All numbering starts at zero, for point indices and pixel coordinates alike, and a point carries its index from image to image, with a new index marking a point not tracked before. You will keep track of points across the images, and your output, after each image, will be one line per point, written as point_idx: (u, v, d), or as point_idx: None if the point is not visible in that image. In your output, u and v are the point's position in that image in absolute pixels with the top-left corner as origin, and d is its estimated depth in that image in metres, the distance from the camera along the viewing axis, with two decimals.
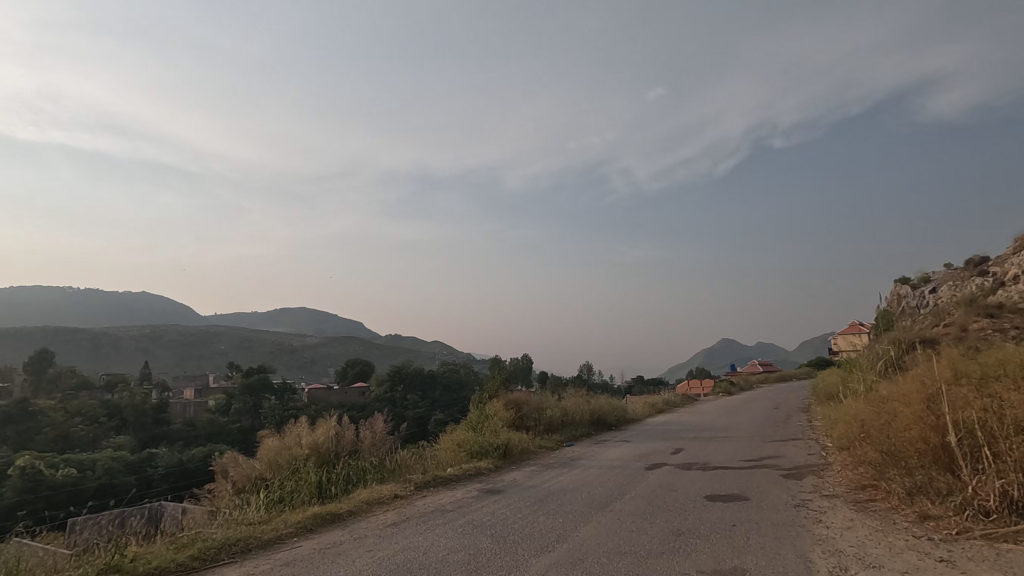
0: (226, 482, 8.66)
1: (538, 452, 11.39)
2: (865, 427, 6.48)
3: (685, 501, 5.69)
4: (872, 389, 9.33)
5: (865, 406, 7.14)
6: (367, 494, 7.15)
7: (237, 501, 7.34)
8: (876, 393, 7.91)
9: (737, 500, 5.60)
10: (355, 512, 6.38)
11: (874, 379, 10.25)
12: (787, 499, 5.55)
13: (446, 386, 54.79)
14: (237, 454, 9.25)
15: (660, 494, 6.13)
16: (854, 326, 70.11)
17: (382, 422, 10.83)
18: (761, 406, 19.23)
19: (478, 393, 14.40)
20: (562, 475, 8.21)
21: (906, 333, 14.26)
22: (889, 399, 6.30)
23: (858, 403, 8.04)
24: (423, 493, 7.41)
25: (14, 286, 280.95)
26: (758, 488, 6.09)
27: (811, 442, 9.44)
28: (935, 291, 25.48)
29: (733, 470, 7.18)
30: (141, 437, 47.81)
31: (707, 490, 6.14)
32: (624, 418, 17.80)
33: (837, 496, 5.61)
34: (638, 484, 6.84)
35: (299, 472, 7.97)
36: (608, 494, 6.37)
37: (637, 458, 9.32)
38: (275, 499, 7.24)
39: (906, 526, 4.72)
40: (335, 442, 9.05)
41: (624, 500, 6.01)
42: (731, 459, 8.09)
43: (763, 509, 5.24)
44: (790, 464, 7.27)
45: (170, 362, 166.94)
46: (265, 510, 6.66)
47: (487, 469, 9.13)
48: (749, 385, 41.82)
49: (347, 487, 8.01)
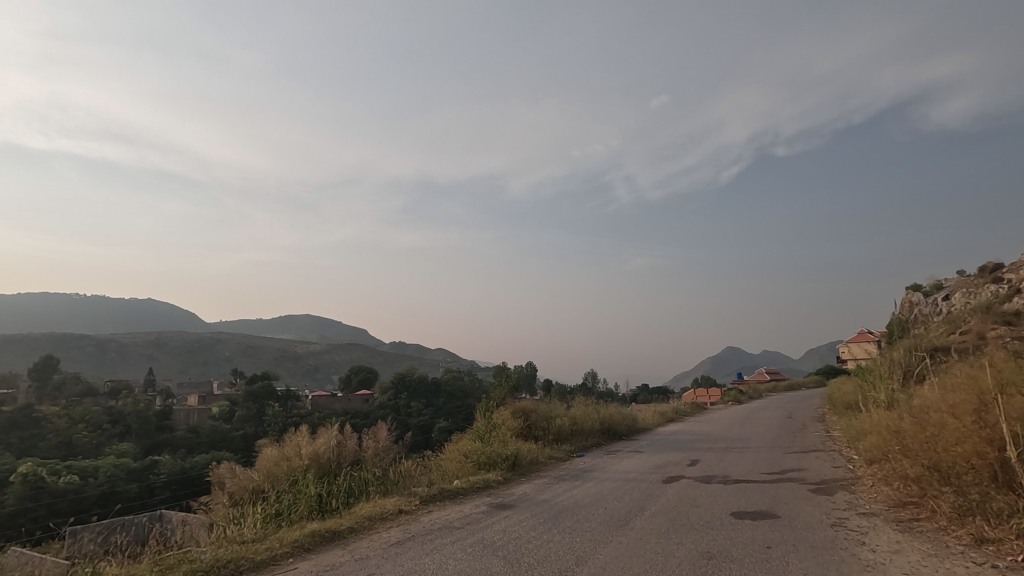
0: (221, 493, 8.36)
1: (548, 462, 11.05)
2: (902, 438, 6.12)
3: (711, 518, 5.37)
4: (900, 399, 8.94)
5: (898, 416, 6.82)
6: (371, 508, 6.84)
7: (234, 514, 7.06)
8: (908, 401, 7.52)
9: (767, 518, 5.27)
10: (356, 529, 6.08)
11: (899, 390, 9.84)
12: (821, 517, 5.21)
13: (450, 394, 54.41)
14: (233, 465, 8.90)
15: (682, 510, 5.80)
16: (862, 334, 69.24)
17: (385, 430, 10.49)
18: (772, 416, 18.79)
19: (484, 402, 14.04)
20: (575, 489, 7.89)
21: (923, 341, 13.86)
22: (929, 409, 5.94)
23: (890, 414, 7.68)
24: (428, 507, 7.06)
25: (21, 293, 283.40)
26: (786, 504, 5.75)
27: (834, 453, 9.09)
28: (948, 298, 25.02)
29: (756, 484, 6.85)
30: (144, 444, 47.55)
31: (734, 506, 5.80)
32: (633, 426, 17.46)
33: (876, 514, 5.27)
34: (659, 499, 6.48)
35: (298, 484, 7.67)
36: (627, 510, 6.06)
37: (652, 470, 8.97)
38: (275, 513, 6.95)
39: (958, 549, 4.38)
40: (336, 452, 8.75)
41: (645, 517, 5.68)
42: (751, 472, 7.74)
43: (796, 529, 4.91)
44: (817, 478, 6.91)
45: (174, 368, 167.23)
46: (262, 527, 6.35)
47: (495, 482, 8.78)
48: (758, 394, 41.26)
49: (348, 500, 7.70)
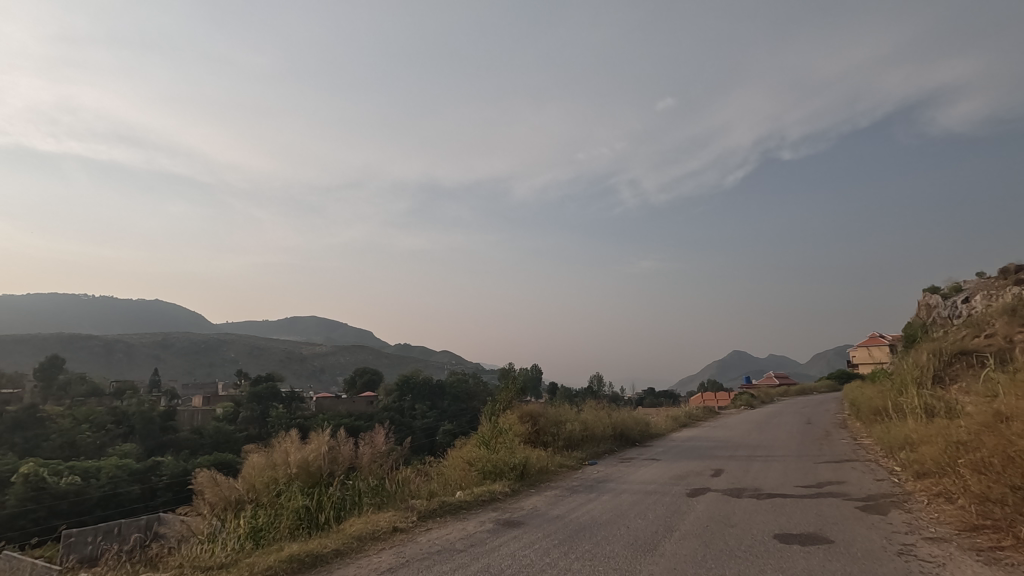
0: (200, 503, 7.79)
1: (558, 471, 10.47)
2: (976, 451, 5.44)
3: (751, 543, 4.78)
4: (947, 409, 8.21)
5: (958, 425, 6.18)
6: (363, 526, 6.28)
7: (216, 529, 6.58)
8: (963, 409, 6.84)
9: (818, 543, 4.68)
10: (343, 552, 5.53)
11: (942, 398, 9.11)
12: (883, 544, 4.60)
13: (456, 396, 53.73)
14: (213, 471, 8.31)
15: (716, 532, 5.20)
16: (875, 337, 68.24)
17: (384, 434, 9.88)
18: (792, 421, 18.02)
19: (490, 404, 13.49)
20: (589, 503, 7.29)
21: (948, 344, 13.27)
22: (1005, 416, 5.27)
23: (943, 422, 7.04)
24: (427, 525, 6.50)
25: (31, 296, 285.96)
26: (836, 525, 5.14)
27: (872, 465, 8.38)
28: (968, 300, 24.31)
29: (794, 499, 6.23)
30: (148, 445, 47.24)
31: (776, 526, 5.20)
32: (646, 432, 16.85)
33: (946, 540, 4.65)
34: (686, 517, 5.88)
35: (284, 498, 7.11)
36: (653, 531, 5.47)
37: (674, 481, 8.35)
38: (258, 528, 6.43)
39: None
40: (328, 459, 8.20)
41: (674, 539, 5.10)
42: (784, 485, 7.13)
43: (857, 559, 4.31)
44: (862, 494, 6.28)
45: (180, 368, 167.69)
46: (240, 549, 5.78)
47: (502, 494, 8.20)
48: (770, 399, 40.37)
49: (340, 514, 7.15)
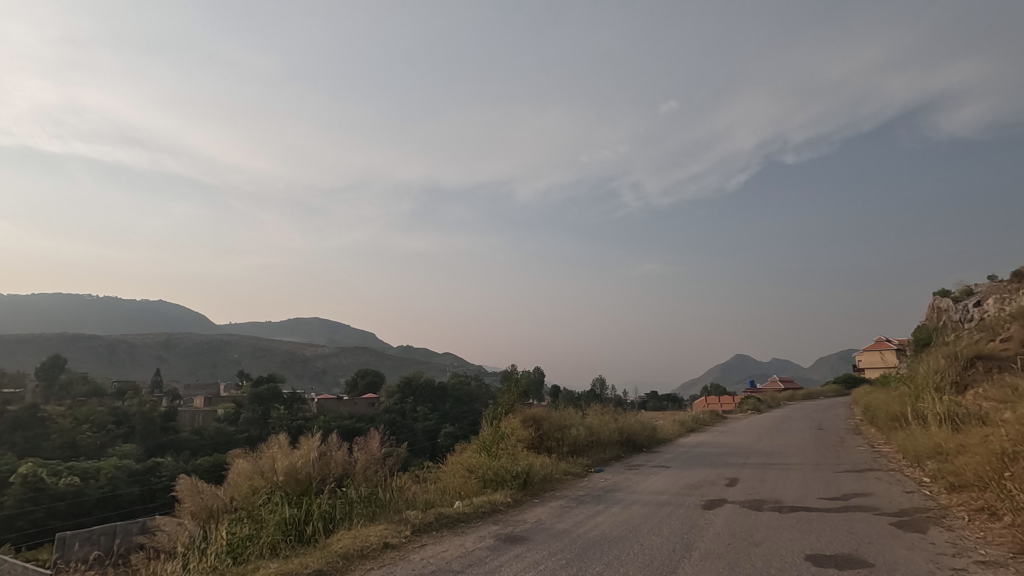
0: (186, 514, 7.44)
1: (563, 479, 10.08)
2: None
3: (781, 566, 4.40)
4: (979, 420, 7.75)
5: (1001, 435, 5.77)
6: (351, 542, 5.88)
7: (197, 543, 6.21)
8: (1002, 417, 6.42)
9: (857, 567, 4.30)
10: (328, 572, 5.16)
11: (971, 407, 8.65)
12: (929, 568, 4.22)
13: (458, 398, 53.34)
14: (199, 480, 7.95)
15: (741, 552, 4.82)
16: (882, 342, 67.81)
17: (379, 438, 9.49)
18: (802, 427, 17.53)
19: (491, 409, 13.15)
20: (598, 516, 6.91)
21: (965, 348, 12.79)
22: None
23: (980, 431, 6.62)
24: (420, 541, 6.13)
25: (35, 297, 287.02)
26: (871, 546, 4.76)
27: (897, 475, 7.95)
28: (981, 304, 23.79)
29: (821, 514, 5.85)
30: (148, 446, 46.92)
31: (806, 546, 4.84)
32: (653, 437, 16.42)
33: (997, 565, 4.25)
34: (705, 533, 5.51)
35: (267, 510, 6.74)
36: (672, 549, 5.09)
37: (687, 492, 7.95)
38: (239, 542, 6.06)
39: None
40: (317, 467, 7.81)
41: (697, 560, 4.72)
42: (807, 497, 6.73)
43: None
44: (894, 508, 5.89)
45: (182, 369, 167.57)
46: (217, 570, 5.39)
47: (503, 504, 7.81)
48: (776, 403, 39.82)
49: (328, 526, 6.78)
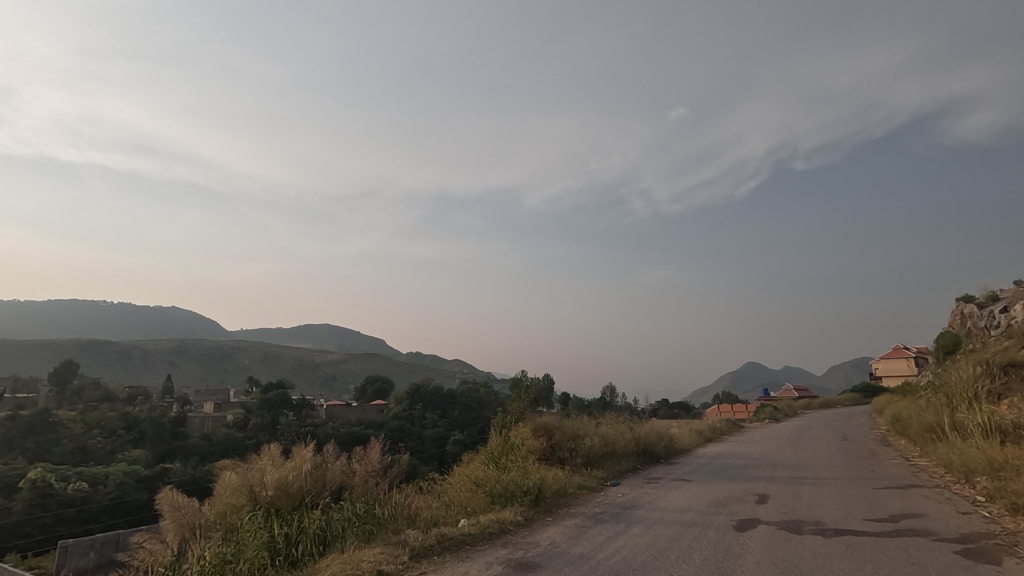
0: (171, 531, 7.06)
1: (577, 494, 9.55)
2: None
3: None
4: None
5: None
6: (343, 569, 5.43)
7: (176, 564, 5.83)
8: None
9: None
10: None
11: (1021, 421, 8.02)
12: None
13: (467, 406, 52.85)
14: (187, 496, 7.58)
15: None
16: (899, 349, 66.28)
17: (381, 447, 9.05)
18: (826, 438, 16.83)
19: (500, 417, 12.67)
20: (620, 537, 6.41)
21: (999, 355, 12.08)
22: None
23: None
24: (418, 567, 5.65)
25: (52, 304, 290.92)
26: None
27: (943, 493, 7.36)
28: (1007, 310, 23.00)
29: (871, 540, 5.31)
30: (158, 451, 46.80)
31: None
32: (671, 447, 15.83)
33: None
34: (745, 561, 5.02)
35: (253, 529, 6.30)
36: None
37: (715, 509, 7.43)
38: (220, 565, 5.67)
39: None
40: (311, 479, 7.42)
41: None
42: (853, 518, 6.17)
43: None
44: (952, 534, 5.35)
45: (194, 374, 168.43)
46: None
47: (512, 523, 7.33)
48: (792, 411, 38.98)
49: (319, 548, 6.37)
